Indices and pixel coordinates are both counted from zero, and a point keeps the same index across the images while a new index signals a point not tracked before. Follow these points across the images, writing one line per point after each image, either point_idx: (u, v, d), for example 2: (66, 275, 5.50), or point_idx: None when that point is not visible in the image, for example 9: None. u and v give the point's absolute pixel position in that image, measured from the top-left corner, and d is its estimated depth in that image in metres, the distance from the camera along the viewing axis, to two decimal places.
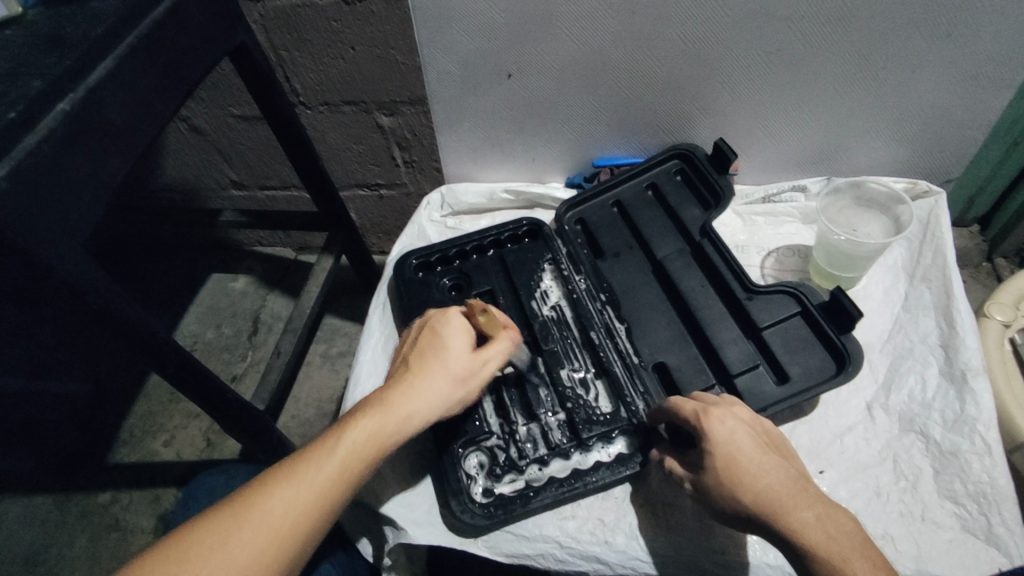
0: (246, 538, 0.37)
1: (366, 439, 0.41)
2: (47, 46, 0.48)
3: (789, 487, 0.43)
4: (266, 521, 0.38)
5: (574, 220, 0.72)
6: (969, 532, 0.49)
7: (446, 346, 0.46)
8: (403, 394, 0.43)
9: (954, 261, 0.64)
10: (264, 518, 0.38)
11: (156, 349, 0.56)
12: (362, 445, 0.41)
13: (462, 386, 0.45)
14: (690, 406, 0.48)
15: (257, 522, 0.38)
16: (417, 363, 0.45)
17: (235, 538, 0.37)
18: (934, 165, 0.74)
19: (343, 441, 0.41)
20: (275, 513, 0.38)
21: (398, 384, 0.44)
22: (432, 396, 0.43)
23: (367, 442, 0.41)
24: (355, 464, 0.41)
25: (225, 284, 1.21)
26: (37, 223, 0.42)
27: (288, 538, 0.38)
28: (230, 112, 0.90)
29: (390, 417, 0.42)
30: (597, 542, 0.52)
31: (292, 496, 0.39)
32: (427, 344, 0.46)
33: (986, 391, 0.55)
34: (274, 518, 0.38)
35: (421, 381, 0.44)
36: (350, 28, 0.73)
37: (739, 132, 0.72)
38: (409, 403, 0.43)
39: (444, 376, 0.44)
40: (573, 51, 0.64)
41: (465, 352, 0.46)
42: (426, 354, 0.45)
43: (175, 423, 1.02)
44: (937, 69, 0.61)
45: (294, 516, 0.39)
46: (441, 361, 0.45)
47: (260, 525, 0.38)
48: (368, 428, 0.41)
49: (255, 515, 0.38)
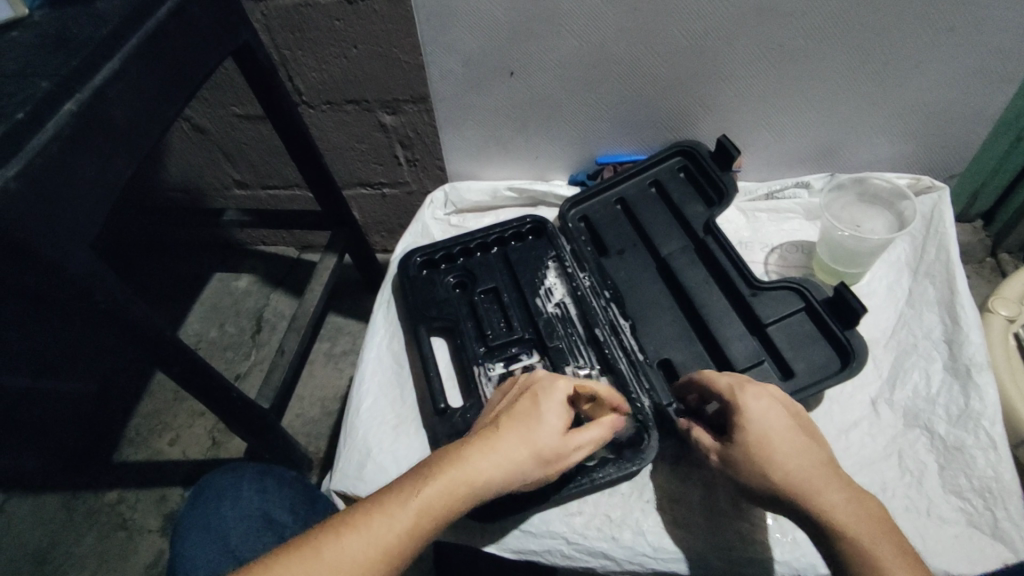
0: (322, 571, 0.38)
1: (442, 496, 0.42)
2: (51, 47, 0.48)
3: (819, 467, 0.43)
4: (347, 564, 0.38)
5: (578, 218, 0.72)
6: (975, 527, 0.50)
7: (545, 422, 0.45)
8: (490, 455, 0.43)
9: (957, 256, 0.64)
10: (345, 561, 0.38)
11: (161, 348, 0.56)
12: (440, 502, 0.41)
13: (545, 465, 0.45)
14: (723, 380, 0.47)
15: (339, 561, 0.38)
16: (510, 427, 0.45)
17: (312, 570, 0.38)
18: (938, 161, 0.74)
19: (421, 494, 0.41)
20: (351, 561, 0.39)
21: (489, 445, 0.44)
22: (520, 469, 0.43)
23: (443, 500, 0.42)
24: (433, 521, 0.41)
25: (228, 284, 1.21)
26: (43, 223, 0.43)
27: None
28: (234, 112, 0.90)
29: (474, 479, 0.42)
30: (603, 538, 0.52)
31: (372, 543, 0.39)
32: (527, 410, 0.46)
33: (991, 385, 0.55)
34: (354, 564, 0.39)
35: (514, 447, 0.44)
36: (352, 27, 0.73)
37: (742, 129, 0.72)
38: (496, 469, 0.43)
39: (534, 451, 0.44)
40: (576, 49, 0.64)
41: (560, 434, 0.45)
42: (523, 419, 0.45)
43: (180, 422, 1.03)
44: (940, 64, 0.61)
45: (365, 563, 0.39)
46: (533, 436, 0.44)
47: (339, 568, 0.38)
48: (452, 485, 0.42)
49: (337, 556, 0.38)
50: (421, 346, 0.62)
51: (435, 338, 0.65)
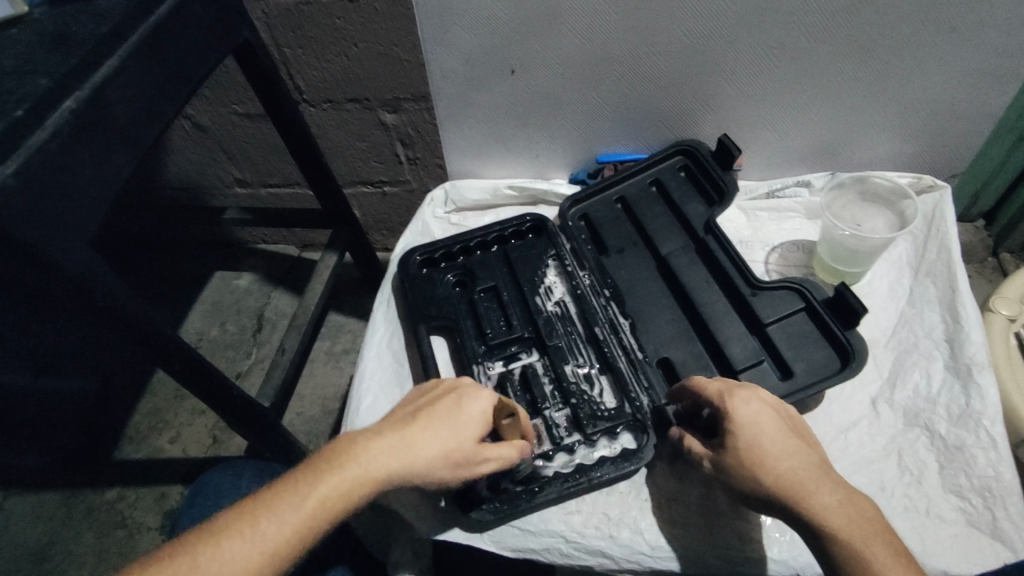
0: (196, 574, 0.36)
1: (337, 495, 0.40)
2: (51, 45, 0.48)
3: (811, 471, 0.43)
4: (226, 560, 0.37)
5: (578, 217, 0.72)
6: (975, 526, 0.49)
7: (457, 425, 0.43)
8: (392, 452, 0.41)
9: (958, 256, 0.64)
10: (225, 557, 0.37)
11: (160, 346, 0.56)
12: (333, 501, 0.39)
13: (453, 471, 0.43)
14: (713, 386, 0.47)
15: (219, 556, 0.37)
16: (420, 425, 0.43)
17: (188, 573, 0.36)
18: (939, 160, 0.73)
19: (314, 492, 0.39)
20: (229, 559, 0.37)
21: (393, 442, 0.42)
22: (423, 471, 0.41)
23: (337, 498, 0.40)
24: (322, 518, 0.39)
25: (229, 282, 1.21)
26: (41, 220, 0.42)
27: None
28: (234, 110, 0.90)
29: (371, 476, 0.40)
30: (602, 537, 0.52)
31: (256, 539, 0.38)
32: (441, 412, 0.44)
33: (992, 385, 0.55)
34: (233, 561, 0.37)
35: (419, 447, 0.42)
36: (353, 25, 0.73)
37: (743, 128, 0.72)
38: (396, 467, 0.41)
39: (443, 454, 0.42)
40: (577, 47, 0.64)
41: (471, 440, 0.43)
42: (435, 419, 0.43)
43: (181, 420, 1.03)
44: (943, 63, 0.61)
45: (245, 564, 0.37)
46: (445, 437, 0.43)
47: (215, 565, 0.36)
48: (346, 481, 0.40)
49: (216, 552, 0.37)
50: (421, 344, 0.62)
51: (435, 337, 0.65)
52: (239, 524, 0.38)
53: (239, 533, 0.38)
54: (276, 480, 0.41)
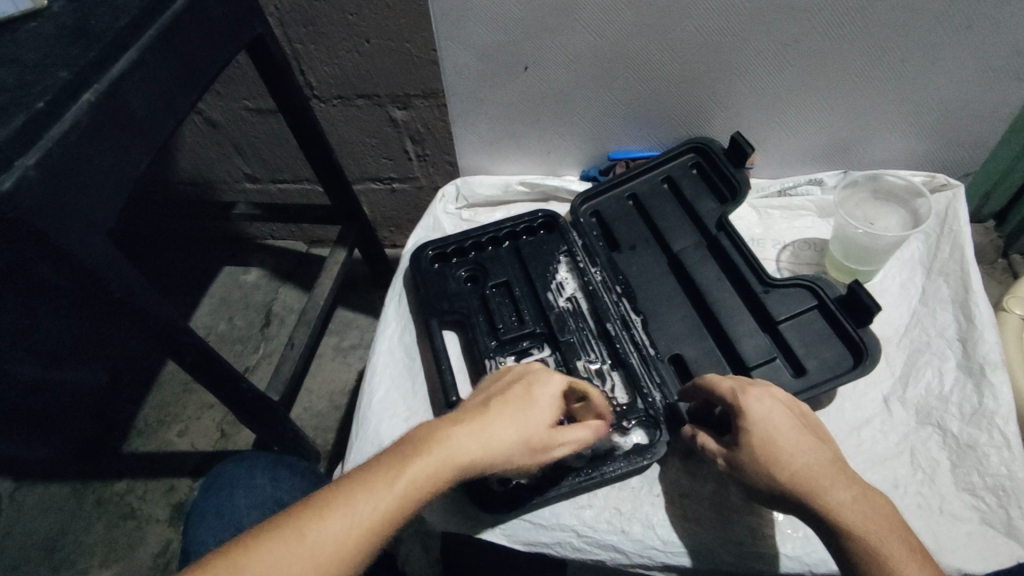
0: (298, 557, 0.35)
1: (430, 477, 0.39)
2: (69, 38, 0.49)
3: (826, 468, 0.42)
4: (322, 545, 0.36)
5: (590, 213, 0.72)
6: (988, 525, 0.49)
7: (535, 410, 0.44)
8: (478, 435, 0.41)
9: (972, 255, 0.64)
10: (321, 540, 0.36)
11: (173, 338, 0.56)
12: (423, 482, 0.39)
13: (532, 454, 0.43)
14: (726, 384, 0.47)
15: (313, 540, 0.36)
16: (499, 410, 0.43)
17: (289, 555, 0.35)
18: (951, 159, 0.73)
19: (406, 474, 0.39)
20: (331, 540, 0.36)
21: (475, 426, 0.42)
22: (506, 454, 0.42)
23: (430, 480, 0.39)
24: (415, 500, 0.39)
25: (237, 277, 1.21)
26: (61, 211, 0.43)
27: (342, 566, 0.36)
28: (245, 105, 0.90)
29: (462, 458, 0.40)
30: (614, 531, 0.52)
31: (351, 521, 0.37)
32: (517, 397, 0.45)
33: (1005, 384, 0.55)
34: (330, 543, 0.36)
35: (502, 430, 0.42)
36: (365, 21, 0.73)
37: (755, 126, 0.72)
38: (481, 449, 0.41)
39: (525, 437, 0.42)
40: (590, 43, 0.64)
41: (549, 424, 0.44)
42: (511, 404, 0.44)
43: (189, 414, 1.03)
44: (956, 62, 0.61)
45: (346, 545, 0.36)
46: (523, 421, 0.43)
47: (315, 547, 0.35)
48: (435, 463, 0.39)
49: (310, 535, 0.36)
50: (433, 339, 0.62)
51: (447, 332, 0.65)
52: (333, 506, 0.37)
53: (331, 515, 0.37)
54: (362, 464, 0.40)
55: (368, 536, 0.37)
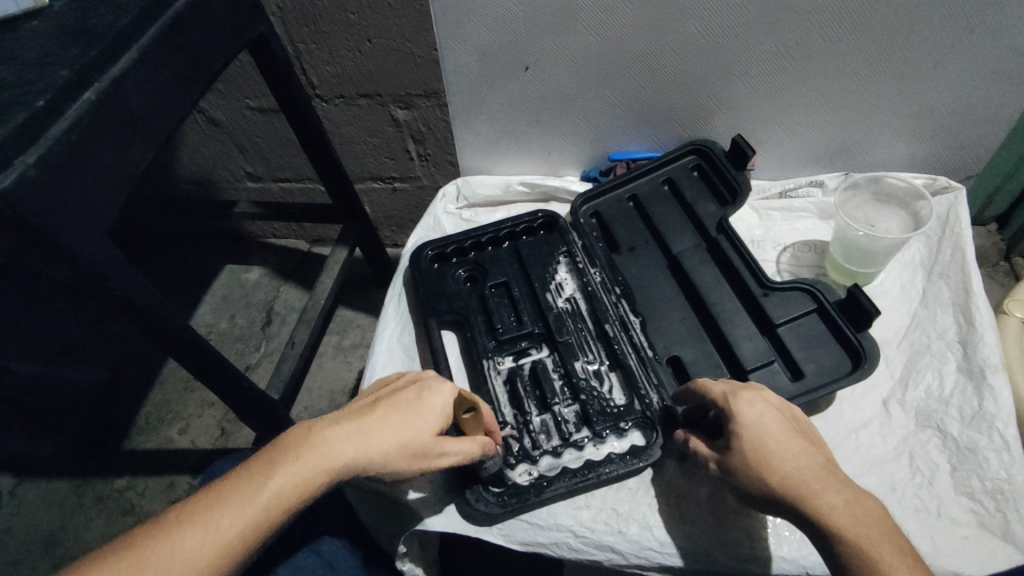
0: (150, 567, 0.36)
1: (291, 485, 0.40)
2: (70, 36, 0.49)
3: (817, 471, 0.42)
4: (179, 552, 0.37)
5: (589, 214, 0.72)
6: (986, 528, 0.49)
7: (417, 418, 0.44)
8: (352, 441, 0.42)
9: (973, 257, 0.64)
10: (179, 548, 0.37)
11: (173, 337, 0.56)
12: (285, 490, 0.40)
13: (411, 462, 0.43)
14: (718, 388, 0.47)
15: (171, 546, 0.37)
16: (379, 416, 0.44)
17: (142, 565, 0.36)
18: (954, 162, 0.73)
19: (269, 483, 0.40)
20: (186, 549, 0.37)
21: (350, 432, 0.42)
22: (380, 460, 0.42)
23: (293, 487, 0.40)
24: (278, 507, 0.39)
25: (239, 275, 1.22)
26: (61, 209, 0.43)
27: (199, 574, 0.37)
28: (247, 105, 0.91)
29: (329, 465, 0.41)
30: (610, 532, 0.52)
31: (212, 529, 0.38)
32: (401, 403, 0.45)
33: (1005, 387, 0.55)
34: (187, 550, 0.37)
35: (378, 437, 0.42)
36: (367, 21, 0.73)
37: (756, 128, 0.72)
38: (353, 457, 0.41)
39: (400, 444, 0.43)
40: (591, 44, 0.64)
41: (431, 432, 0.44)
42: (394, 410, 0.44)
43: (190, 411, 1.04)
44: (959, 64, 0.61)
45: (199, 555, 0.37)
46: (403, 428, 0.43)
47: (172, 555, 0.36)
48: (300, 471, 0.40)
49: (168, 544, 0.37)
50: (431, 338, 0.62)
51: (446, 331, 0.65)
52: (195, 514, 0.38)
53: (193, 523, 0.38)
54: (233, 471, 0.41)
55: (228, 543, 0.38)
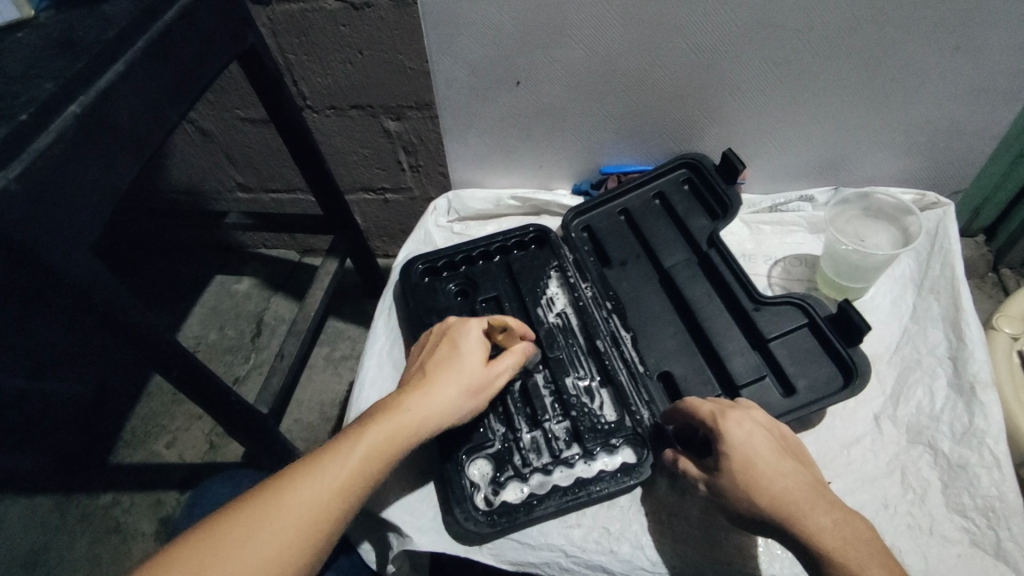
0: (280, 517, 0.39)
1: (387, 439, 0.43)
2: (56, 49, 0.48)
3: (805, 491, 0.42)
4: (284, 520, 0.39)
5: (581, 228, 0.72)
6: (978, 547, 0.49)
7: (465, 359, 0.49)
8: (426, 397, 0.46)
9: (961, 272, 0.64)
10: (291, 505, 0.39)
11: (160, 353, 0.55)
12: (384, 441, 0.43)
13: (476, 397, 0.48)
14: (706, 407, 0.47)
15: (270, 525, 0.38)
16: (435, 372, 0.48)
17: (271, 518, 0.39)
18: (942, 176, 0.74)
19: (367, 439, 0.43)
20: (307, 498, 0.40)
21: (419, 390, 0.46)
22: (453, 404, 0.47)
23: (387, 440, 0.43)
24: (369, 470, 0.42)
25: (229, 286, 1.21)
26: (42, 224, 0.42)
27: (312, 530, 0.39)
28: (237, 115, 0.90)
29: (413, 419, 0.45)
30: (602, 551, 0.51)
31: (318, 488, 0.40)
32: (444, 355, 0.50)
33: (995, 404, 0.55)
34: (310, 499, 0.40)
35: (441, 388, 0.47)
36: (357, 33, 0.73)
37: (746, 143, 0.72)
38: (429, 409, 0.46)
39: (463, 386, 0.48)
40: (581, 59, 0.64)
41: (479, 365, 0.49)
42: (444, 363, 0.49)
43: (178, 425, 1.02)
44: (946, 79, 0.62)
45: (322, 502, 0.40)
46: (458, 373, 0.48)
47: (298, 502, 0.39)
48: (391, 427, 0.44)
49: (280, 503, 0.39)
50: None
51: None
52: (298, 478, 0.41)
53: (297, 485, 0.40)
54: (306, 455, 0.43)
55: (344, 492, 0.41)
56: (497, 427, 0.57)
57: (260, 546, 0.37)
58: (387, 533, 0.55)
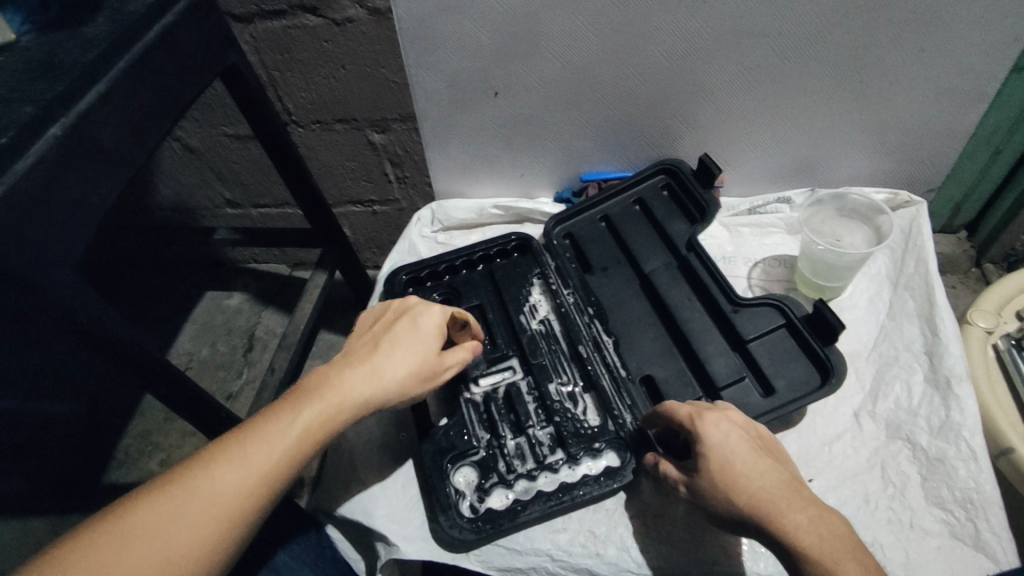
0: (221, 487, 0.38)
1: (331, 413, 0.44)
2: (37, 72, 0.48)
3: (781, 489, 0.43)
4: (223, 490, 0.38)
5: (563, 235, 0.73)
6: (958, 538, 0.50)
7: (420, 343, 0.49)
8: (374, 377, 0.46)
9: (935, 269, 0.66)
10: (232, 474, 0.39)
11: (147, 371, 0.55)
12: (327, 415, 0.44)
13: (423, 383, 0.49)
14: (684, 409, 0.48)
15: (206, 493, 0.38)
16: (389, 351, 0.48)
17: (213, 487, 0.38)
18: (917, 175, 0.75)
19: (309, 412, 0.43)
20: (247, 467, 0.40)
21: (369, 368, 0.47)
22: (399, 386, 0.47)
23: (331, 413, 0.44)
24: (311, 442, 0.42)
25: (219, 302, 1.21)
26: (26, 246, 0.43)
27: (250, 498, 0.39)
28: (223, 132, 0.91)
29: (358, 397, 0.45)
30: (588, 555, 0.52)
31: (260, 458, 0.40)
32: (400, 334, 0.50)
33: (970, 397, 0.56)
34: (249, 468, 0.40)
35: (391, 368, 0.47)
36: (340, 48, 0.74)
37: (724, 147, 0.74)
38: (374, 388, 0.46)
39: (414, 370, 0.48)
40: (558, 70, 0.65)
41: (434, 352, 0.50)
42: (399, 342, 0.49)
43: (170, 442, 1.02)
44: (914, 82, 0.63)
45: (262, 471, 0.40)
46: (411, 355, 0.48)
47: (237, 471, 0.39)
48: (336, 402, 0.44)
49: (221, 471, 0.39)
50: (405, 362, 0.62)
51: None
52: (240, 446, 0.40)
53: (240, 454, 0.40)
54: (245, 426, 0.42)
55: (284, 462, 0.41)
56: (481, 433, 0.58)
57: (199, 515, 0.37)
58: (374, 543, 0.55)
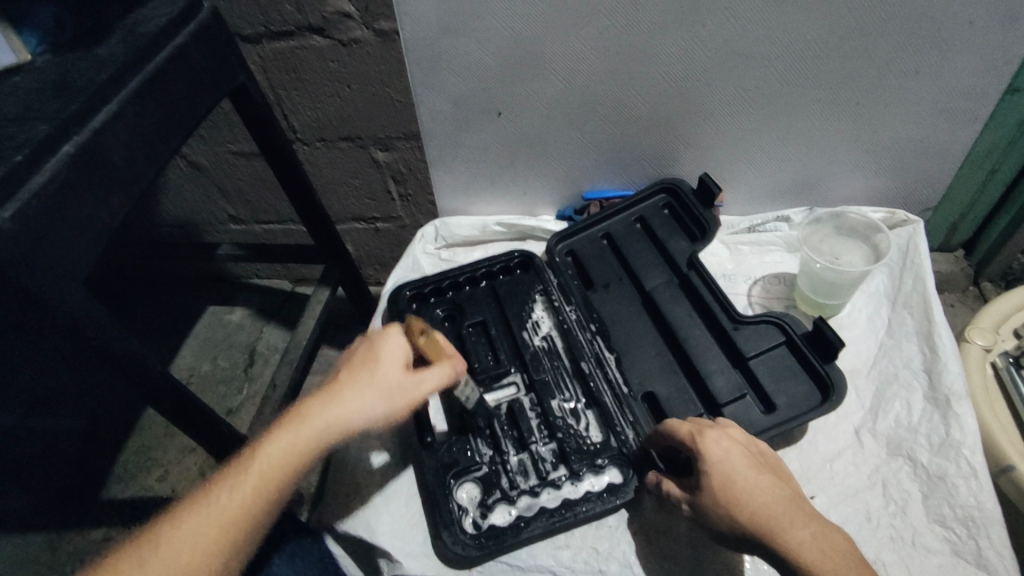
0: (191, 531, 0.41)
1: (288, 452, 0.44)
2: (51, 91, 0.49)
3: (783, 507, 0.43)
4: (192, 534, 0.41)
5: (564, 252, 0.74)
6: (960, 556, 0.50)
7: (380, 367, 0.48)
8: (331, 409, 0.46)
9: (933, 288, 0.67)
10: (201, 518, 0.42)
11: (151, 386, 0.56)
12: (283, 453, 0.44)
13: (392, 404, 0.47)
14: (685, 428, 0.48)
15: (183, 535, 0.41)
16: (347, 380, 0.48)
17: (184, 533, 0.41)
18: (914, 194, 0.76)
19: (267, 453, 0.44)
20: (214, 512, 0.42)
21: (327, 400, 0.47)
22: (360, 412, 0.46)
23: (287, 452, 0.44)
24: (274, 481, 0.44)
25: (221, 317, 1.21)
26: (37, 261, 0.43)
27: (218, 539, 0.42)
28: (230, 150, 0.92)
29: (318, 431, 0.45)
30: (590, 572, 0.52)
31: (225, 500, 0.43)
32: (361, 360, 0.49)
33: (970, 415, 0.56)
34: (216, 511, 0.42)
35: (348, 398, 0.46)
36: (346, 68, 0.76)
37: (723, 166, 0.75)
38: (333, 420, 0.46)
39: (372, 394, 0.47)
40: (561, 90, 0.67)
41: (397, 372, 0.48)
42: (359, 370, 0.48)
43: (170, 458, 1.01)
44: (908, 104, 0.65)
45: (229, 512, 0.43)
46: (370, 380, 0.48)
47: (206, 516, 0.42)
48: (293, 438, 0.45)
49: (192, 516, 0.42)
50: None
51: None
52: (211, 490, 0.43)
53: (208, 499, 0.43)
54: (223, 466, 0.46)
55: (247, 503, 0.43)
56: (484, 448, 0.58)
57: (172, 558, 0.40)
58: (376, 559, 0.55)
